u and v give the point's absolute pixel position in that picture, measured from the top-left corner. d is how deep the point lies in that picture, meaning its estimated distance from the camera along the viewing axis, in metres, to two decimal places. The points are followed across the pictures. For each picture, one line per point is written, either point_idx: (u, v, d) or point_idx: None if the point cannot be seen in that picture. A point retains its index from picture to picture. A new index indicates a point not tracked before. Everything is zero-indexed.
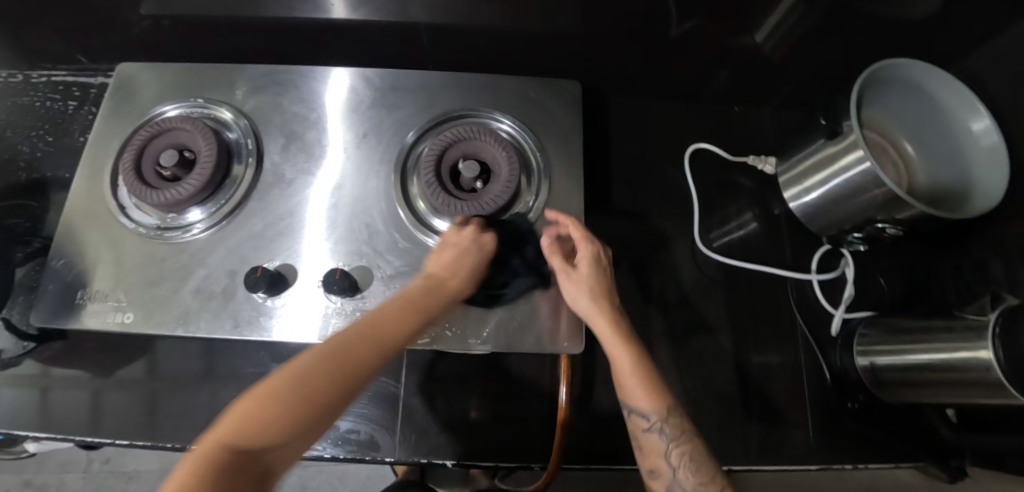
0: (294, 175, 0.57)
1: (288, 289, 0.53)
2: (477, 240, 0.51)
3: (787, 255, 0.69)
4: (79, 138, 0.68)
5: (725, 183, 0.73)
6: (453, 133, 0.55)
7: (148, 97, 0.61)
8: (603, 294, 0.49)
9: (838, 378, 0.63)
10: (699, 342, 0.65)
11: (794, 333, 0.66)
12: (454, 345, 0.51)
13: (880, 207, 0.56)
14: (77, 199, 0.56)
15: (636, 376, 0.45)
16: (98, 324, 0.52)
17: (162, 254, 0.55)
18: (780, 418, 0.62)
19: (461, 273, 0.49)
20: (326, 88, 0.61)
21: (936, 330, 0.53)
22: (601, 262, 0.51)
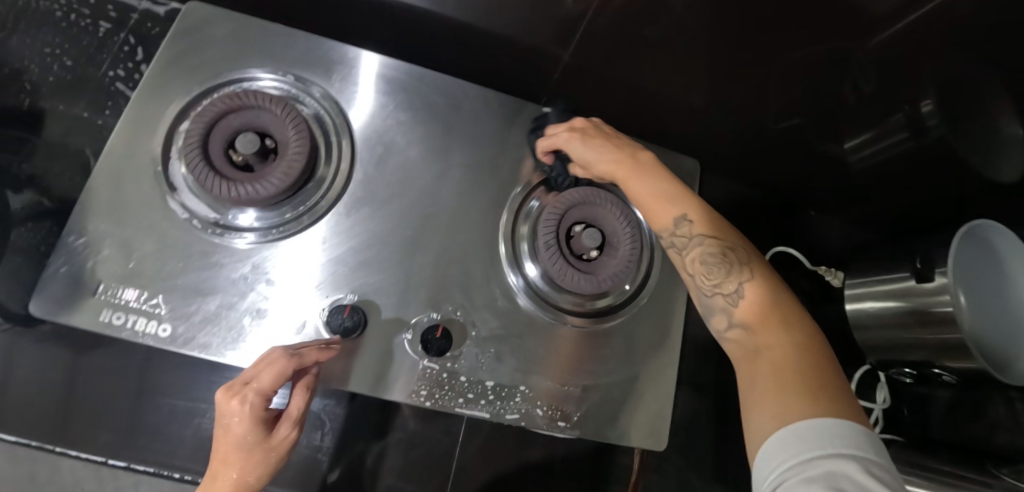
0: (389, 194, 0.49)
1: (367, 333, 0.46)
2: (242, 409, 0.36)
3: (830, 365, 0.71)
4: (108, 72, 0.57)
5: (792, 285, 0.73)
6: (578, 193, 0.51)
7: (224, 55, 0.50)
8: (604, 141, 0.49)
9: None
10: (732, 437, 0.66)
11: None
12: (542, 426, 0.47)
13: (938, 353, 0.60)
14: (113, 166, 0.45)
15: (644, 190, 0.46)
16: (122, 329, 0.43)
17: (215, 257, 0.45)
18: None
19: (238, 458, 0.36)
20: (438, 101, 0.53)
21: (969, 477, 0.57)
22: (592, 128, 0.51)
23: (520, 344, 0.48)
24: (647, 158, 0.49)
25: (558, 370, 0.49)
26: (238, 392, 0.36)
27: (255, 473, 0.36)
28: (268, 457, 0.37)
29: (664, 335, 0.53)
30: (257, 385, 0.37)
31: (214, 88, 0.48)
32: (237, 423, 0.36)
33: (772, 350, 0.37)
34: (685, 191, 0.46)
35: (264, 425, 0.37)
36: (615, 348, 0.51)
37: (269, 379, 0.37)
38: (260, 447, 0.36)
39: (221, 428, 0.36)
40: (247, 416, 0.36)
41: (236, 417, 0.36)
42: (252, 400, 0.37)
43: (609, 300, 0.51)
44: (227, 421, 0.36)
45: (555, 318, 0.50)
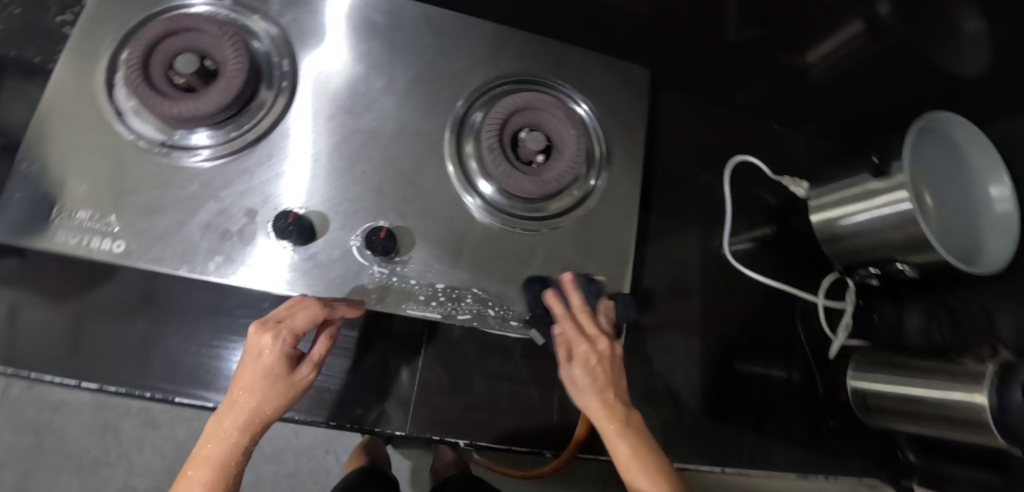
0: (333, 111, 0.50)
1: (317, 240, 0.47)
2: (272, 347, 0.42)
3: (796, 274, 0.71)
4: (57, 18, 0.57)
5: (758, 200, 0.73)
6: (522, 98, 0.51)
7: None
8: (608, 388, 0.46)
9: (828, 398, 0.67)
10: (701, 350, 0.67)
11: (794, 352, 0.69)
12: (495, 325, 0.49)
13: (899, 250, 0.59)
14: (60, 95, 0.47)
15: (637, 465, 0.44)
16: (78, 248, 0.44)
17: (167, 177, 0.47)
18: (768, 417, 0.66)
19: (262, 391, 0.42)
20: (379, 19, 0.53)
21: (934, 369, 0.57)
22: (605, 358, 0.47)
23: (472, 247, 0.50)
24: (636, 417, 0.47)
25: (508, 272, 0.51)
26: (268, 331, 0.42)
27: (274, 401, 0.42)
28: (285, 391, 0.43)
29: (616, 237, 0.54)
30: (288, 325, 0.42)
31: (153, 16, 0.49)
32: (267, 354, 0.42)
33: None
34: (671, 472, 0.44)
35: (289, 361, 0.43)
36: (565, 249, 0.53)
37: (301, 322, 0.42)
38: (282, 381, 0.42)
39: (252, 356, 0.42)
40: (275, 352, 0.42)
41: (268, 350, 0.42)
42: (277, 346, 0.42)
43: (557, 204, 0.52)
44: (258, 351, 0.42)
45: (504, 223, 0.51)
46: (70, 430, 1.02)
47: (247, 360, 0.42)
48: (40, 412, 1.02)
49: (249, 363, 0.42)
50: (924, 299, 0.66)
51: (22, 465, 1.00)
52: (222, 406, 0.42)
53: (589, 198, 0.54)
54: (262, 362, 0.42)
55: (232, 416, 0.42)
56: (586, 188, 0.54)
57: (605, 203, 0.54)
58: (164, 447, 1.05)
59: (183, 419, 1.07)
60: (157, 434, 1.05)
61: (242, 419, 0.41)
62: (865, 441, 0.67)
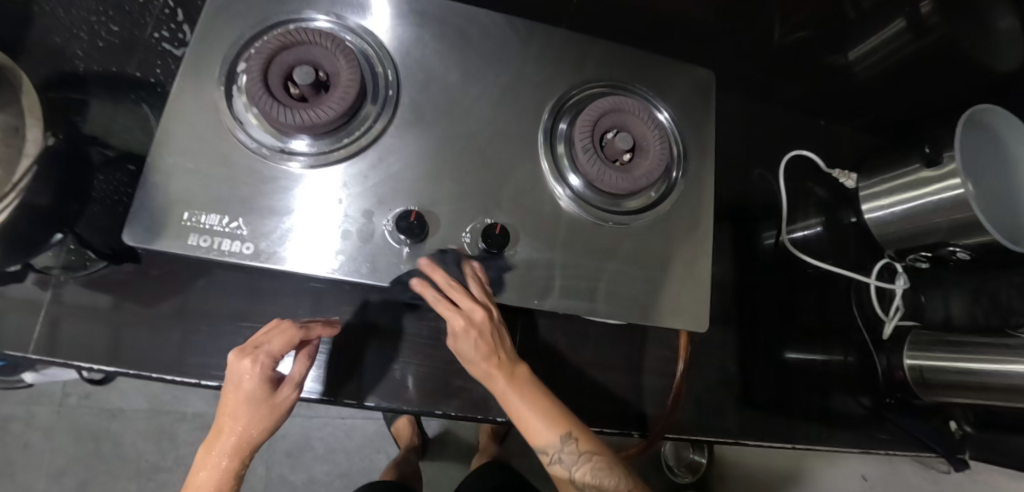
0: (435, 117, 0.53)
1: (429, 237, 0.50)
2: (251, 373, 0.45)
3: (849, 260, 0.75)
4: (154, 33, 0.60)
5: (806, 192, 0.78)
6: (608, 101, 0.54)
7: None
8: (493, 353, 0.51)
9: (885, 379, 0.71)
10: (759, 336, 0.72)
11: (848, 335, 0.74)
12: (596, 312, 0.52)
13: (950, 234, 0.63)
14: (181, 107, 0.49)
15: (534, 416, 0.51)
16: (210, 250, 0.47)
17: (287, 182, 0.49)
18: (829, 394, 0.71)
19: (243, 416, 0.45)
20: (470, 30, 0.56)
21: (993, 344, 0.61)
22: (487, 332, 0.50)
23: (569, 241, 0.53)
24: (523, 368, 0.53)
25: (602, 263, 0.54)
26: (245, 357, 0.45)
27: (257, 422, 0.45)
28: (268, 412, 0.46)
29: (696, 229, 0.58)
30: (267, 349, 0.46)
31: (264, 31, 0.51)
32: (248, 379, 0.45)
33: None
34: (566, 412, 0.53)
35: (268, 384, 0.46)
36: (651, 242, 0.56)
37: (278, 345, 0.46)
38: (263, 403, 0.46)
39: (234, 383, 0.45)
40: (257, 375, 0.45)
41: (247, 375, 0.45)
42: (256, 372, 0.45)
43: (642, 199, 0.56)
44: (238, 377, 0.45)
45: (596, 218, 0.54)
46: (128, 436, 1.06)
47: (229, 387, 0.45)
48: (98, 419, 1.06)
49: (231, 390, 0.45)
50: (965, 282, 0.71)
51: (81, 471, 1.03)
52: (211, 434, 0.46)
53: (670, 194, 0.58)
54: (245, 390, 0.45)
55: (222, 440, 0.46)
56: (666, 184, 0.57)
57: (684, 198, 0.58)
58: None
59: None
60: None
61: (231, 443, 0.45)
62: (918, 416, 0.71)
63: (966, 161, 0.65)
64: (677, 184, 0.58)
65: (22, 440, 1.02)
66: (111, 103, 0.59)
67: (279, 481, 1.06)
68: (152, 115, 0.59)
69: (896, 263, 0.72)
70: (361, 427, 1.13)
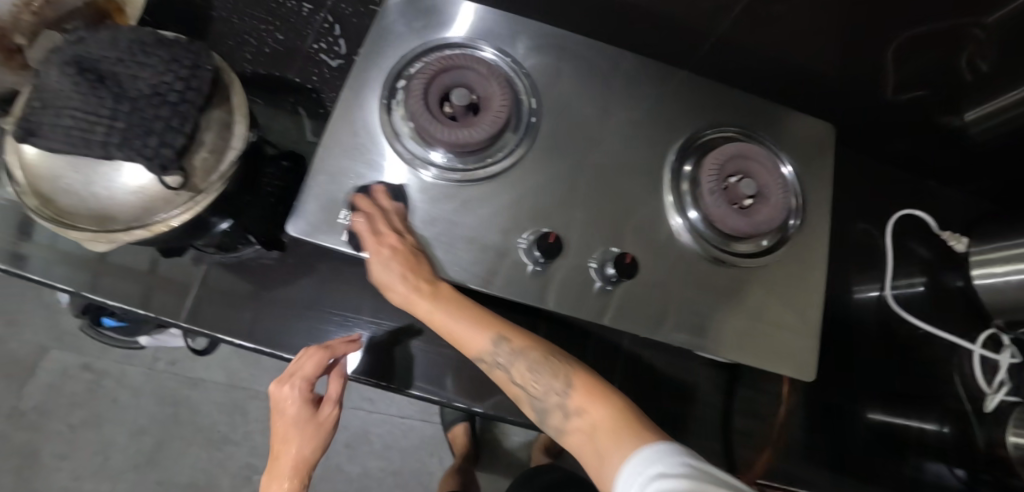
0: (569, 147, 0.56)
1: (558, 258, 0.53)
2: (293, 397, 0.56)
3: (953, 325, 0.73)
4: (313, 45, 0.67)
5: (908, 251, 0.77)
6: (736, 148, 0.57)
7: (429, 23, 0.58)
8: (415, 275, 0.51)
9: (986, 455, 0.69)
10: (851, 391, 0.71)
11: (947, 404, 0.71)
12: (706, 348, 0.55)
13: None
14: (345, 115, 0.54)
15: (471, 326, 0.53)
16: (361, 248, 0.51)
17: (431, 192, 0.53)
18: (923, 461, 0.69)
19: (293, 435, 0.58)
20: (607, 67, 0.59)
21: None
22: (405, 246, 0.50)
23: (686, 276, 0.56)
24: (447, 285, 0.54)
25: (713, 302, 0.56)
26: (280, 383, 0.56)
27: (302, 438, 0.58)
28: (313, 427, 0.58)
29: (809, 279, 0.58)
30: (300, 375, 0.54)
31: (424, 53, 0.56)
32: (286, 401, 0.57)
33: (620, 418, 0.48)
34: (495, 321, 0.54)
35: (308, 405, 0.58)
36: (762, 285, 0.57)
37: (308, 370, 0.54)
38: (303, 421, 0.58)
39: (282, 406, 0.57)
40: (293, 398, 0.56)
41: (287, 399, 0.57)
42: (293, 394, 0.56)
43: (759, 244, 0.57)
44: (282, 402, 0.57)
45: (712, 258, 0.56)
46: (205, 406, 1.12)
47: (279, 410, 0.57)
48: (179, 386, 1.13)
49: (281, 414, 0.58)
50: None
51: (159, 433, 1.10)
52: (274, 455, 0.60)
53: (785, 241, 0.58)
54: (295, 412, 0.57)
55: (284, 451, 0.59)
56: (784, 232, 0.58)
57: (799, 247, 0.59)
58: None
59: None
60: None
61: (289, 459, 0.59)
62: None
63: None
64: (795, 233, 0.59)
65: (113, 397, 1.10)
66: (270, 104, 0.65)
67: (336, 470, 1.10)
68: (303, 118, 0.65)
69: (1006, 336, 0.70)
70: (418, 427, 1.16)
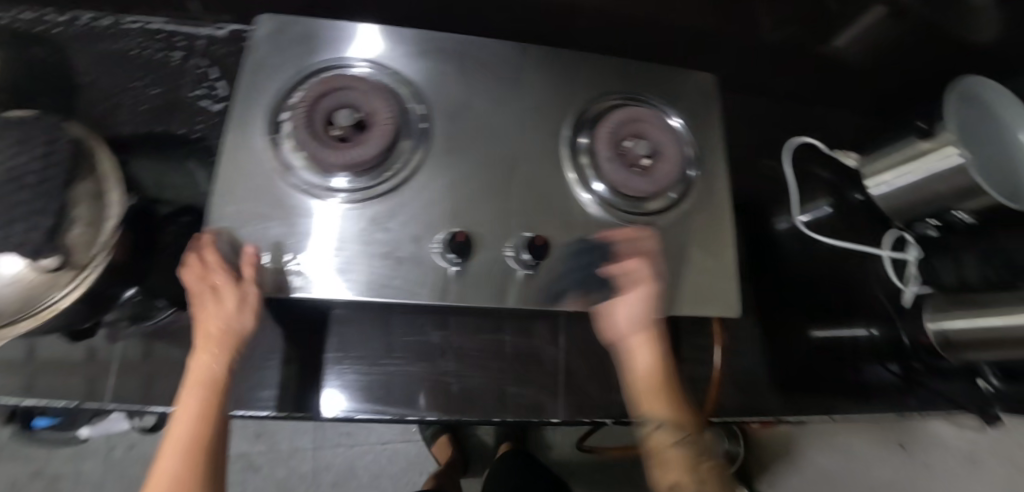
0: (465, 143, 0.57)
1: (474, 255, 0.54)
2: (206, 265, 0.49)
3: (864, 236, 0.79)
4: (191, 93, 0.65)
5: (811, 176, 0.82)
6: (622, 113, 0.59)
7: (299, 50, 0.57)
8: (207, 274, 0.49)
9: (913, 346, 0.74)
10: (786, 316, 0.75)
11: (870, 308, 0.77)
12: (639, 306, 0.56)
13: (953, 200, 0.67)
14: (233, 160, 0.53)
15: (206, 288, 0.49)
16: (277, 289, 0.50)
17: (337, 217, 0.53)
18: (862, 363, 0.74)
19: (221, 306, 0.48)
20: (487, 60, 0.60)
21: (1004, 298, 0.63)
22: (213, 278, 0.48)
23: (605, 245, 0.57)
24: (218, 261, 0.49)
25: None
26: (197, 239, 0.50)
27: (196, 406, 0.45)
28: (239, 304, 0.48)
29: (720, 220, 0.61)
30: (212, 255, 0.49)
31: (302, 82, 0.56)
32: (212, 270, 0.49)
33: (662, 388, 0.53)
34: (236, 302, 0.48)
35: (230, 272, 0.49)
36: (676, 237, 0.60)
37: (212, 255, 0.49)
38: (200, 374, 0.47)
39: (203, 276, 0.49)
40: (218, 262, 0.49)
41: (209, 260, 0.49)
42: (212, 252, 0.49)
43: (664, 199, 0.59)
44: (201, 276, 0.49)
45: (623, 221, 0.58)
46: None
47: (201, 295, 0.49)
48: (142, 470, 1.07)
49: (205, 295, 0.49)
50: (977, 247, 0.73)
51: None
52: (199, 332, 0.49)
53: (689, 191, 0.61)
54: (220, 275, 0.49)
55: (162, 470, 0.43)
56: (685, 183, 0.61)
57: (704, 193, 0.62)
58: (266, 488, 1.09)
59: (281, 458, 1.11)
60: (258, 475, 1.10)
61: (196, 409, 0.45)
62: (951, 379, 0.74)
63: (961, 130, 0.67)
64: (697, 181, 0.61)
65: None
66: (152, 157, 0.62)
67: None
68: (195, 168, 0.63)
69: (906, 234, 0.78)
70: (402, 449, 1.15)
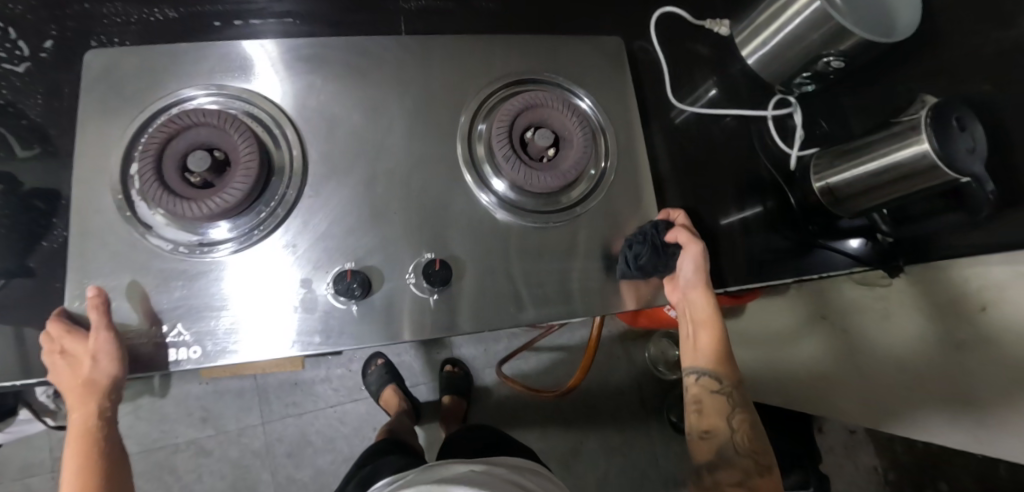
0: (348, 163, 0.53)
1: (374, 292, 0.51)
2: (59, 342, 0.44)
3: (745, 103, 0.74)
4: None
5: (690, 57, 0.76)
6: (521, 102, 0.55)
7: (148, 83, 0.52)
8: (61, 353, 0.44)
9: (802, 208, 0.69)
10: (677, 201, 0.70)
11: (762, 180, 0.72)
12: (559, 315, 0.54)
13: (825, 47, 0.64)
14: (85, 228, 0.48)
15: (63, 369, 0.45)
16: (158, 364, 0.46)
17: (214, 274, 0.48)
18: (755, 231, 0.69)
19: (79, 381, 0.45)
20: (357, 63, 0.55)
21: (881, 139, 0.59)
22: (69, 357, 0.45)
23: (519, 256, 0.55)
24: (71, 337, 0.44)
25: (547, 270, 0.55)
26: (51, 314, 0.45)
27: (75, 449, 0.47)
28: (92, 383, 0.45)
29: (635, 204, 0.59)
30: (63, 332, 0.44)
31: (148, 124, 0.50)
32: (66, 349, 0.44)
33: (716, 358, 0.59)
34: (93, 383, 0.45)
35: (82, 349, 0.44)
36: (595, 234, 0.57)
37: (65, 334, 0.44)
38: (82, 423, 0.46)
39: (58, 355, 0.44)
40: (69, 341, 0.44)
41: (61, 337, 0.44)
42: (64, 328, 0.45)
43: (578, 192, 0.57)
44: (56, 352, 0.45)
45: (536, 222, 0.55)
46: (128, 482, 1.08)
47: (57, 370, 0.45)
48: None
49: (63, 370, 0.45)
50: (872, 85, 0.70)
51: None
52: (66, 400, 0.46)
53: (605, 177, 0.58)
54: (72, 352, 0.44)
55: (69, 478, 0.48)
56: (598, 171, 0.58)
57: (618, 179, 0.59)
58: (222, 469, 1.12)
59: (232, 439, 1.14)
60: (211, 459, 1.12)
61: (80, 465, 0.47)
62: (848, 241, 0.69)
63: None
64: (611, 166, 0.59)
65: None
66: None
67: (289, 481, 1.13)
68: (13, 143, 0.56)
69: (788, 96, 0.74)
70: (351, 410, 1.20)
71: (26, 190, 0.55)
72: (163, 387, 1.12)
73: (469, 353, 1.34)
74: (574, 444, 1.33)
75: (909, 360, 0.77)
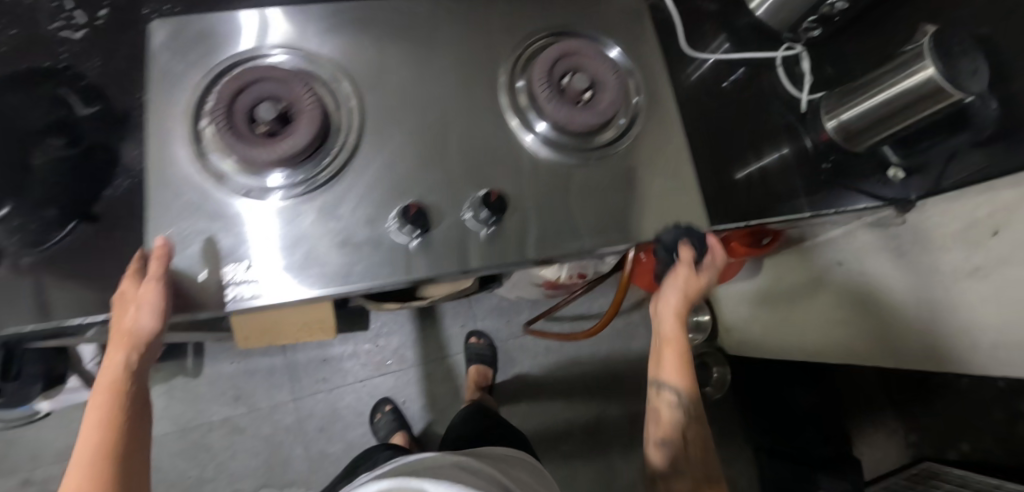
0: (400, 112, 0.56)
1: (434, 227, 0.54)
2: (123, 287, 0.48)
3: (753, 44, 0.80)
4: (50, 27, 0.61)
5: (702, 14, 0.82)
6: (556, 53, 0.59)
7: (207, 46, 0.55)
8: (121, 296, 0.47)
9: (816, 148, 0.77)
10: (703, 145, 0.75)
11: (776, 126, 0.78)
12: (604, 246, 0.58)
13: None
14: (163, 177, 0.51)
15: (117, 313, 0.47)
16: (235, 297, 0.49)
17: (284, 215, 0.52)
18: (776, 173, 0.76)
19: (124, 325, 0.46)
20: (401, 22, 0.60)
21: (887, 72, 0.65)
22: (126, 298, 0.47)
23: (563, 192, 0.58)
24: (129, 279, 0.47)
25: (590, 205, 0.59)
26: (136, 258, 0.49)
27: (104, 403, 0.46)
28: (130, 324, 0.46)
29: (666, 141, 0.63)
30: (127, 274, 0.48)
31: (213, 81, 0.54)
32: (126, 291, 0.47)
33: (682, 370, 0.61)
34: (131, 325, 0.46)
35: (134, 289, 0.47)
36: (629, 171, 0.61)
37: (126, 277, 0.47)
38: (105, 380, 0.46)
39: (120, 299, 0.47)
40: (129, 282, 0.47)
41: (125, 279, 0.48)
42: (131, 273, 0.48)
43: (612, 134, 0.60)
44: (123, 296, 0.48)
45: (576, 161, 0.59)
46: (165, 460, 1.10)
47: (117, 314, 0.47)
48: None
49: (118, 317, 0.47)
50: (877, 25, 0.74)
51: None
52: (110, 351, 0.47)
53: (635, 121, 0.62)
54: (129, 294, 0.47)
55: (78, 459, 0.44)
56: (630, 115, 0.62)
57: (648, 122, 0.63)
58: (256, 446, 1.14)
59: (264, 416, 1.16)
60: (245, 436, 1.14)
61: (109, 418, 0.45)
62: (865, 176, 0.75)
63: None
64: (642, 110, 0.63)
65: None
66: (45, 121, 0.59)
67: (322, 456, 1.16)
68: (75, 101, 0.60)
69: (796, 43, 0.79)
70: (380, 384, 1.23)
71: (91, 145, 0.59)
72: (195, 368, 1.15)
73: (491, 326, 1.35)
74: (598, 411, 1.36)
75: (919, 291, 0.85)
